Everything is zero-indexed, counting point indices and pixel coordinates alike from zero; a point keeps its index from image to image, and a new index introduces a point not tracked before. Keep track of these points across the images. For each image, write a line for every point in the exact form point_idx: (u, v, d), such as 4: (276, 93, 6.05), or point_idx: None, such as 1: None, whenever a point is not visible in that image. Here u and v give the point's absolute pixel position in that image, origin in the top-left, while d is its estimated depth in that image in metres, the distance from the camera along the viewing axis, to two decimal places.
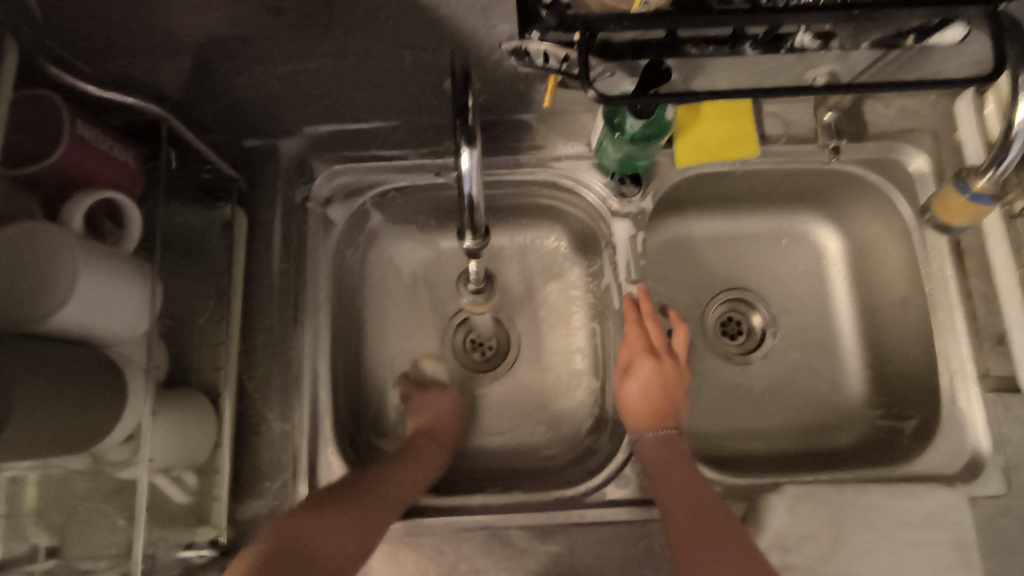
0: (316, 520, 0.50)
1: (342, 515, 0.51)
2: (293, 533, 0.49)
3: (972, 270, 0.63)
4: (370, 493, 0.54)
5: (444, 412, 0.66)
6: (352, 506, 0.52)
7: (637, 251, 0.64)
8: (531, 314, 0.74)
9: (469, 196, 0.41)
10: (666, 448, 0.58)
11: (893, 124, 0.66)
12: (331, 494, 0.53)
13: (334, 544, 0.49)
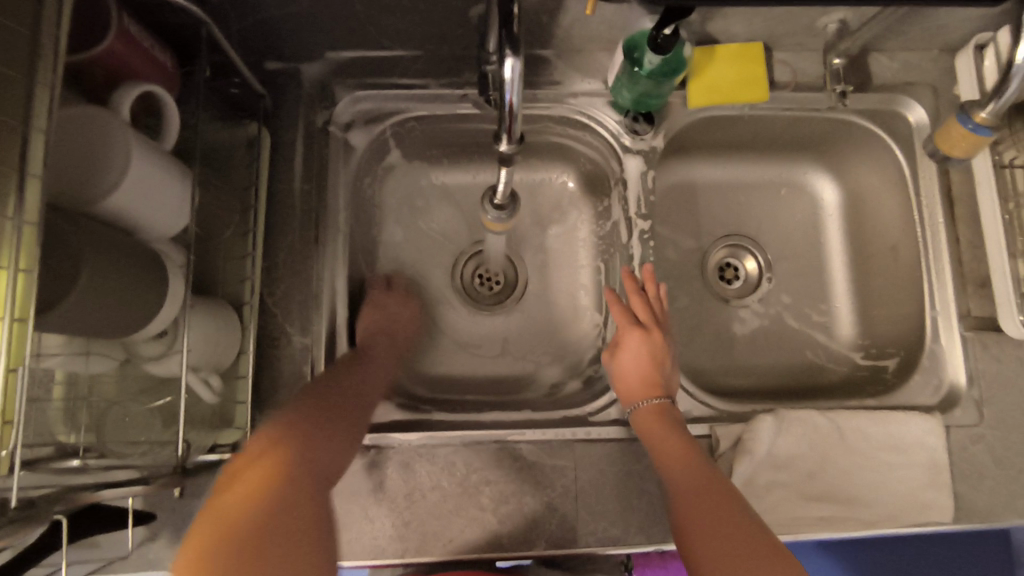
0: (296, 433, 0.49)
1: (319, 437, 0.50)
2: (274, 453, 0.47)
3: (961, 218, 0.67)
4: (329, 412, 0.53)
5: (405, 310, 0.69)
6: (324, 416, 0.53)
7: (648, 187, 0.66)
8: (537, 251, 0.77)
9: (509, 105, 0.43)
10: (661, 416, 0.58)
11: (896, 76, 0.69)
12: (313, 411, 0.53)
13: (321, 448, 0.50)
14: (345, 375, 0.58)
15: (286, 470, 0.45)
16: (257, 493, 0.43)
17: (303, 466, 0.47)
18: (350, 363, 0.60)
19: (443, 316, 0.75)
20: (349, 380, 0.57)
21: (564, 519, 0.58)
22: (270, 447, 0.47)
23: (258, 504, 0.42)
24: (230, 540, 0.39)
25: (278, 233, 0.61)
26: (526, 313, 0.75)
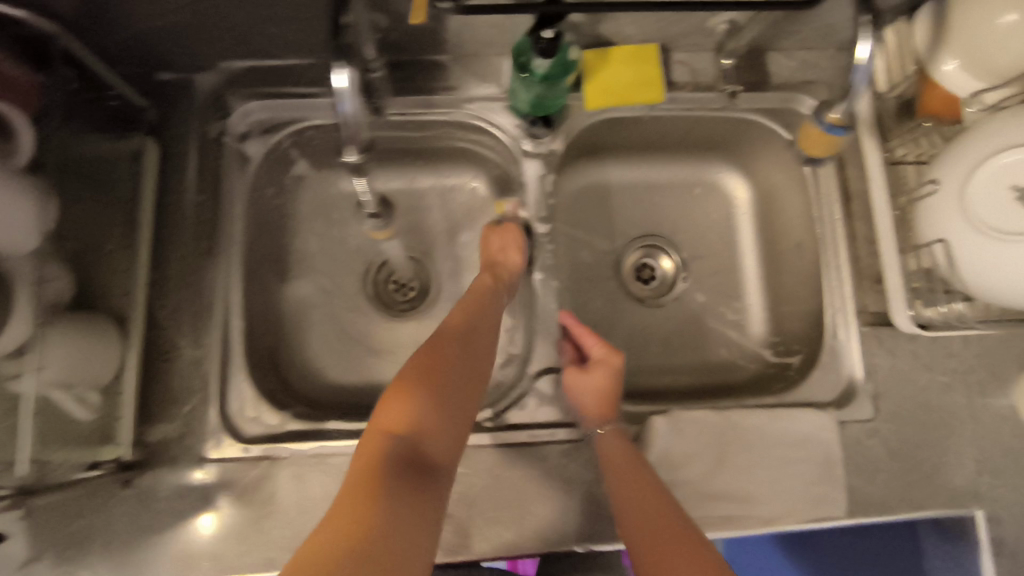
0: (412, 378, 0.51)
1: (448, 391, 0.52)
2: (406, 407, 0.49)
3: (857, 214, 0.68)
4: (451, 344, 0.55)
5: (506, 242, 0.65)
6: (448, 359, 0.53)
7: (546, 190, 0.66)
8: (449, 256, 0.77)
9: (349, 113, 0.47)
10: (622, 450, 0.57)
11: (794, 74, 0.69)
12: (446, 353, 0.54)
13: (450, 411, 0.51)
14: (471, 335, 0.57)
15: (425, 430, 0.48)
16: (363, 478, 0.44)
17: (422, 436, 0.48)
18: (479, 297, 0.60)
19: (357, 323, 0.75)
20: (474, 339, 0.57)
21: (458, 526, 0.58)
22: (399, 395, 0.49)
23: (392, 477, 0.44)
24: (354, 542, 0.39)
25: (168, 246, 0.61)
26: (439, 318, 0.76)
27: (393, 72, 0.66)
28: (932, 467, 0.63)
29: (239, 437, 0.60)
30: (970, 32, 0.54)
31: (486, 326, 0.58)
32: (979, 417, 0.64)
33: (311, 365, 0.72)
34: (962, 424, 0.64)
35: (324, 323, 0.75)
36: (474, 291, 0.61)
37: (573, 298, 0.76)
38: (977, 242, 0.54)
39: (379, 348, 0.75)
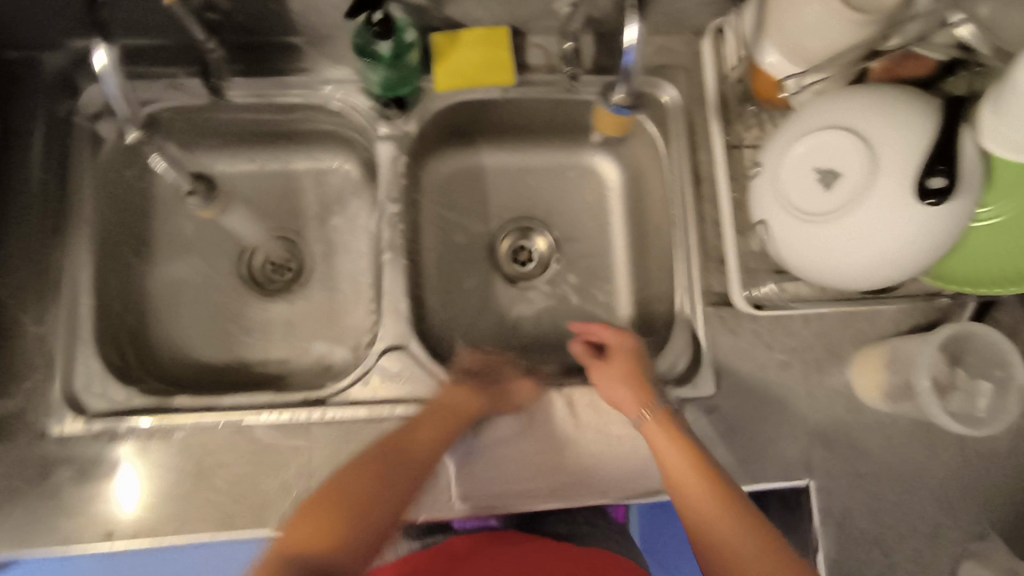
0: (324, 504, 0.51)
1: (389, 483, 0.54)
2: (312, 523, 0.50)
3: (706, 197, 0.69)
4: (399, 467, 0.56)
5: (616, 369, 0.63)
6: (400, 476, 0.55)
7: (399, 172, 0.68)
8: (323, 238, 0.79)
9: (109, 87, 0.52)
10: (666, 426, 0.57)
11: (649, 59, 0.71)
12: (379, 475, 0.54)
13: (369, 516, 0.51)
14: (406, 447, 0.57)
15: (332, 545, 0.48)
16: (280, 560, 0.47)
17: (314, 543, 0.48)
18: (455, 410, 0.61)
19: (230, 304, 0.77)
20: (416, 441, 0.58)
21: (297, 497, 0.60)
22: (317, 510, 0.50)
23: (288, 547, 0.48)
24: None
25: (10, 225, 0.62)
26: (312, 298, 0.78)
27: (246, 53, 0.67)
28: (766, 440, 0.66)
29: (78, 409, 0.61)
30: (788, 20, 0.55)
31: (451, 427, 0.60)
32: (814, 392, 0.67)
33: (180, 344, 0.74)
34: (797, 399, 0.67)
35: (195, 305, 0.76)
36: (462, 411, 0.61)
37: (443, 280, 0.77)
38: (788, 224, 0.56)
39: (249, 328, 0.77)
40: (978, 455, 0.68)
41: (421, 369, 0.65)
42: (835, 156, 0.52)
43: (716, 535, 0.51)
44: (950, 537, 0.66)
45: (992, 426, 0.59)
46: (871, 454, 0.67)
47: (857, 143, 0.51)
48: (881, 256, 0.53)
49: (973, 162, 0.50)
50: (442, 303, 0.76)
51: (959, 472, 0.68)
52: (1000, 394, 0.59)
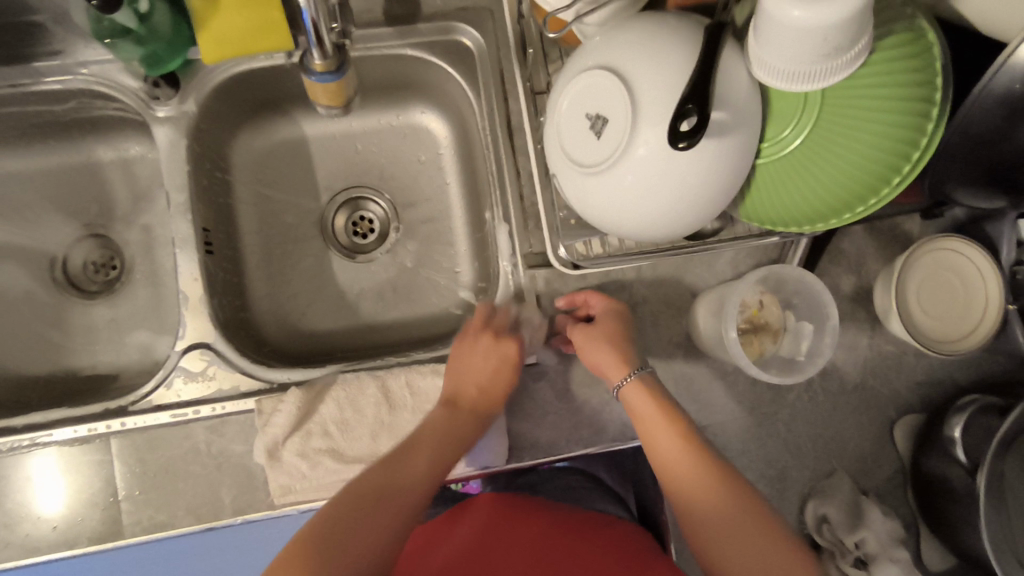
0: (314, 539, 0.48)
1: (347, 547, 0.49)
2: (297, 563, 0.47)
3: (521, 149, 0.64)
4: (379, 508, 0.51)
5: (489, 359, 0.60)
6: (345, 544, 0.49)
7: (180, 157, 0.63)
8: (139, 231, 0.73)
9: None
10: (665, 419, 0.55)
11: (447, 2, 0.64)
12: (372, 515, 0.51)
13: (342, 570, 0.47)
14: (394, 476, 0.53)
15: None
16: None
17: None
18: (479, 400, 0.58)
19: (45, 310, 0.72)
20: (398, 498, 0.52)
21: (103, 513, 0.58)
22: (295, 559, 0.47)
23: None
24: None
25: None
26: (133, 297, 0.72)
27: None
28: None
29: None
30: None
31: (470, 432, 0.57)
32: (651, 347, 0.64)
33: None
34: None
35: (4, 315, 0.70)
36: (454, 399, 0.58)
37: (270, 263, 0.72)
38: (566, 176, 0.51)
39: (70, 334, 0.71)
40: (825, 393, 0.65)
41: (223, 365, 0.62)
42: (601, 98, 0.47)
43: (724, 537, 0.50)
44: (798, 478, 0.64)
45: (807, 370, 0.58)
46: (721, 406, 0.64)
47: (617, 82, 0.46)
48: (658, 206, 0.48)
49: (745, 92, 0.46)
50: (270, 288, 0.72)
51: (807, 412, 0.65)
52: (819, 334, 0.58)
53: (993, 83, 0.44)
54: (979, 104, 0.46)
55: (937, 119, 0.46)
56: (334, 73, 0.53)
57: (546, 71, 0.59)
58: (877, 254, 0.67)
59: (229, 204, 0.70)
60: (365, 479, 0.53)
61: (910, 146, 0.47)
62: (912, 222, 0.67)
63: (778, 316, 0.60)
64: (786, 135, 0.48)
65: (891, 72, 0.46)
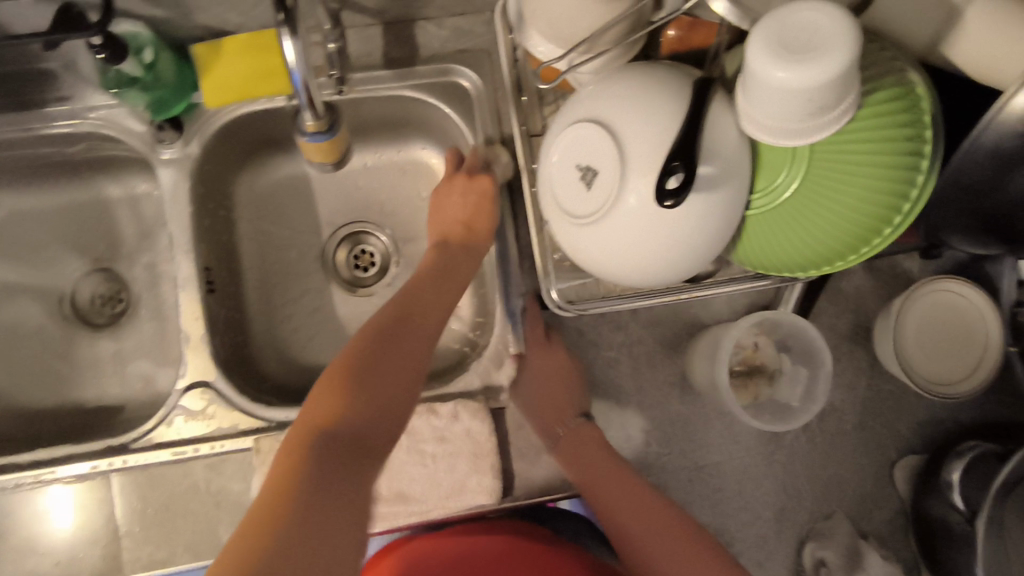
0: (342, 376, 0.50)
1: (375, 378, 0.51)
2: (326, 397, 0.49)
3: (517, 189, 0.64)
4: (405, 327, 0.55)
5: (466, 198, 0.63)
6: (362, 383, 0.50)
7: (183, 198, 0.65)
8: (145, 266, 0.74)
9: None
10: (586, 447, 0.59)
11: (445, 45, 0.65)
12: (392, 335, 0.53)
13: (375, 402, 0.50)
14: (415, 301, 0.57)
15: (341, 418, 0.48)
16: (294, 458, 0.45)
17: (342, 418, 0.48)
18: (465, 240, 0.62)
19: (53, 344, 0.73)
20: (407, 339, 0.54)
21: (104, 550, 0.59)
22: (330, 389, 0.49)
23: (315, 468, 0.45)
24: (306, 464, 0.45)
25: None
26: (138, 332, 0.74)
27: None
28: None
29: None
30: None
31: (463, 264, 0.62)
32: (646, 387, 0.64)
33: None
34: (628, 395, 0.64)
35: (14, 348, 0.72)
36: (444, 241, 0.63)
37: (271, 297, 0.73)
38: (558, 224, 0.51)
39: (75, 367, 0.73)
40: (824, 433, 0.65)
41: (222, 403, 0.62)
42: (591, 150, 0.47)
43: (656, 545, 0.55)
44: (795, 519, 0.64)
45: (801, 416, 0.58)
46: (718, 446, 0.64)
47: (606, 137, 0.46)
48: (650, 259, 0.48)
49: (734, 147, 0.46)
50: (271, 323, 0.72)
51: (806, 453, 0.65)
52: (813, 379, 0.59)
53: (983, 137, 0.44)
54: (970, 156, 0.45)
55: (928, 167, 0.46)
56: (326, 132, 0.54)
57: (541, 114, 0.60)
58: (876, 293, 0.66)
59: (232, 240, 0.71)
60: (395, 296, 0.57)
61: (910, 181, 0.46)
62: (911, 261, 0.66)
63: (773, 359, 0.61)
64: (778, 185, 0.48)
65: (880, 125, 0.46)
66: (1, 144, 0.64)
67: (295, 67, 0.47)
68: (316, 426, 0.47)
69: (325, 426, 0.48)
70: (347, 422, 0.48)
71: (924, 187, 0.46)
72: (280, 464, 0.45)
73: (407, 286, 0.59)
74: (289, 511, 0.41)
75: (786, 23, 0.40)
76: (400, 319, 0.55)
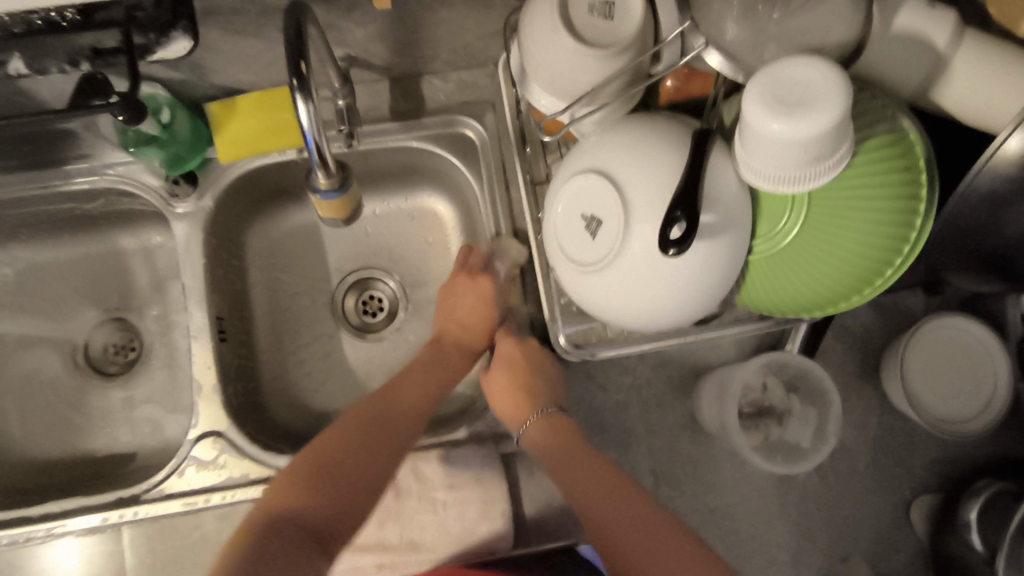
0: (303, 469, 0.56)
1: (365, 453, 0.57)
2: (296, 491, 0.54)
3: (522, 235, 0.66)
4: (390, 432, 0.60)
5: (477, 300, 0.68)
6: (330, 481, 0.55)
7: (195, 251, 0.66)
8: (157, 316, 0.76)
9: None
10: (553, 434, 0.60)
11: (450, 98, 0.68)
12: (360, 446, 0.58)
13: (325, 497, 0.54)
14: (396, 392, 0.63)
15: (305, 507, 0.53)
16: (239, 557, 0.49)
17: (302, 509, 0.53)
18: (459, 334, 0.69)
19: (66, 395, 0.74)
20: (391, 429, 0.60)
21: None
22: (283, 488, 0.54)
23: (261, 557, 0.49)
24: (252, 564, 0.49)
25: None
26: (150, 381, 0.74)
27: (17, 147, 0.65)
28: None
29: None
30: (543, 54, 0.51)
31: (451, 366, 0.68)
32: (655, 429, 0.64)
33: (12, 443, 0.71)
34: (638, 437, 0.64)
35: (27, 399, 0.73)
36: (442, 337, 0.69)
37: (282, 343, 0.74)
38: (563, 271, 0.52)
39: (88, 417, 0.73)
40: (836, 473, 0.64)
41: (233, 452, 0.63)
42: (595, 200, 0.49)
43: (614, 505, 0.54)
44: (811, 562, 0.63)
45: (812, 458, 0.58)
46: (730, 487, 0.63)
47: (608, 187, 0.48)
48: (654, 304, 0.49)
49: (734, 195, 0.47)
50: (282, 370, 0.73)
51: (819, 494, 0.64)
52: (822, 422, 0.59)
53: (974, 182, 0.45)
54: (965, 200, 0.46)
55: (925, 211, 0.47)
56: (338, 189, 0.54)
57: (545, 163, 0.61)
58: (882, 330, 0.67)
59: (244, 288, 0.73)
60: (369, 401, 0.62)
61: (908, 224, 0.47)
62: (914, 299, 0.67)
63: (781, 399, 0.61)
64: (780, 229, 0.49)
65: (874, 173, 0.47)
66: (23, 199, 0.66)
67: (308, 128, 0.48)
68: (262, 537, 0.51)
69: (272, 523, 0.52)
70: (309, 520, 0.53)
71: (924, 229, 0.47)
72: (227, 567, 0.49)
73: (387, 380, 0.65)
74: None
75: (778, 78, 0.42)
76: (377, 406, 0.61)
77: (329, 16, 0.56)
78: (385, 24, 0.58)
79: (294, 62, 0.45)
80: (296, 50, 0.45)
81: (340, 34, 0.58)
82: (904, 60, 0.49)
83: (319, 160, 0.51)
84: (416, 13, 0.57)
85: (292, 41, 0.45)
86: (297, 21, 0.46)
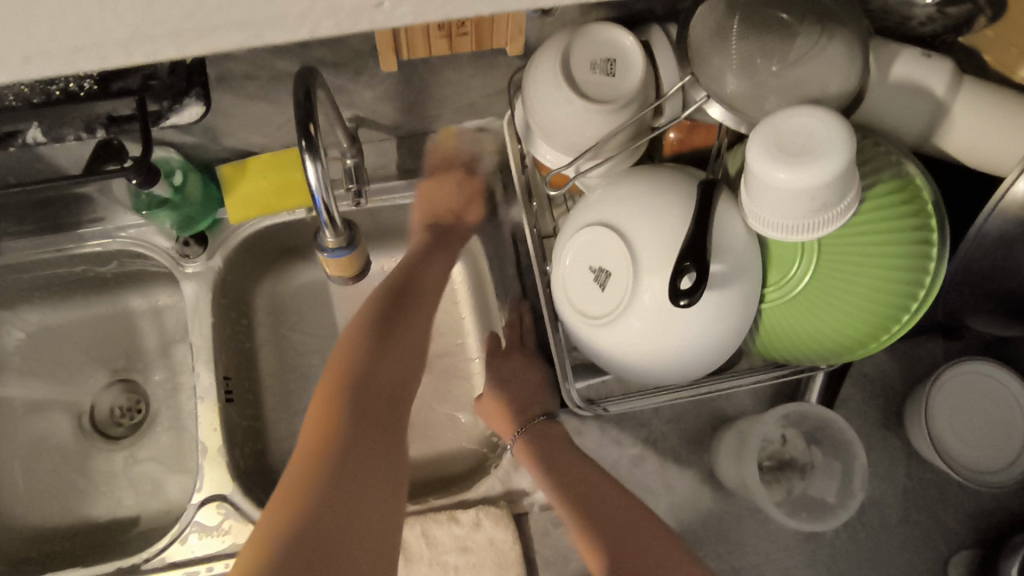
0: (357, 334, 0.59)
1: (392, 352, 0.59)
2: (352, 354, 0.57)
3: None
4: (409, 298, 0.64)
5: (455, 185, 0.72)
6: (389, 347, 0.59)
7: (203, 310, 0.66)
8: (166, 376, 0.75)
9: None
10: (538, 441, 0.60)
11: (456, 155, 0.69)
12: (381, 349, 0.58)
13: (391, 357, 0.59)
14: (415, 269, 0.67)
15: (352, 363, 0.56)
16: (323, 413, 0.52)
17: (355, 367, 0.56)
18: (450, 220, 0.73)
19: (69, 459, 0.72)
20: (419, 305, 0.64)
21: None
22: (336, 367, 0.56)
23: (343, 411, 0.52)
24: (326, 447, 0.48)
25: None
26: (154, 444, 0.73)
27: (32, 213, 0.66)
28: None
29: None
30: (547, 111, 0.52)
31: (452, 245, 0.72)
32: (673, 486, 0.62)
33: (13, 510, 0.69)
34: (655, 494, 0.62)
35: (31, 463, 0.72)
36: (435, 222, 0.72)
37: (290, 399, 0.73)
38: (574, 326, 0.52)
39: (91, 483, 0.71)
40: (865, 528, 0.61)
41: (238, 517, 0.61)
42: (603, 253, 0.49)
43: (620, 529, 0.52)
44: None
45: (840, 515, 0.56)
46: (754, 546, 0.60)
47: (615, 240, 0.48)
48: (668, 357, 0.48)
49: (743, 246, 0.47)
50: (290, 428, 0.72)
51: (849, 552, 0.61)
52: (847, 475, 0.57)
53: (985, 227, 0.45)
54: (977, 244, 0.46)
55: (939, 255, 0.46)
56: (347, 247, 0.55)
57: (552, 216, 0.62)
58: (902, 377, 0.65)
59: (253, 346, 0.73)
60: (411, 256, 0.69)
61: (921, 267, 0.46)
62: (933, 344, 0.65)
63: (802, 451, 0.59)
64: (791, 277, 0.49)
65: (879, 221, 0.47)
66: (38, 261, 0.67)
67: (318, 188, 0.49)
68: (338, 384, 0.54)
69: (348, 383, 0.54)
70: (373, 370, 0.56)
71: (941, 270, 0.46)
72: (315, 415, 0.52)
73: (403, 263, 0.68)
74: (326, 445, 0.49)
75: (778, 128, 0.42)
76: (407, 269, 0.67)
77: (337, 81, 0.57)
78: (393, 88, 0.60)
79: (302, 125, 0.46)
80: (304, 116, 0.46)
81: (349, 97, 0.60)
82: (903, 110, 0.49)
83: (329, 220, 0.52)
84: (423, 76, 0.59)
85: (300, 107, 0.46)
86: (307, 88, 0.47)
